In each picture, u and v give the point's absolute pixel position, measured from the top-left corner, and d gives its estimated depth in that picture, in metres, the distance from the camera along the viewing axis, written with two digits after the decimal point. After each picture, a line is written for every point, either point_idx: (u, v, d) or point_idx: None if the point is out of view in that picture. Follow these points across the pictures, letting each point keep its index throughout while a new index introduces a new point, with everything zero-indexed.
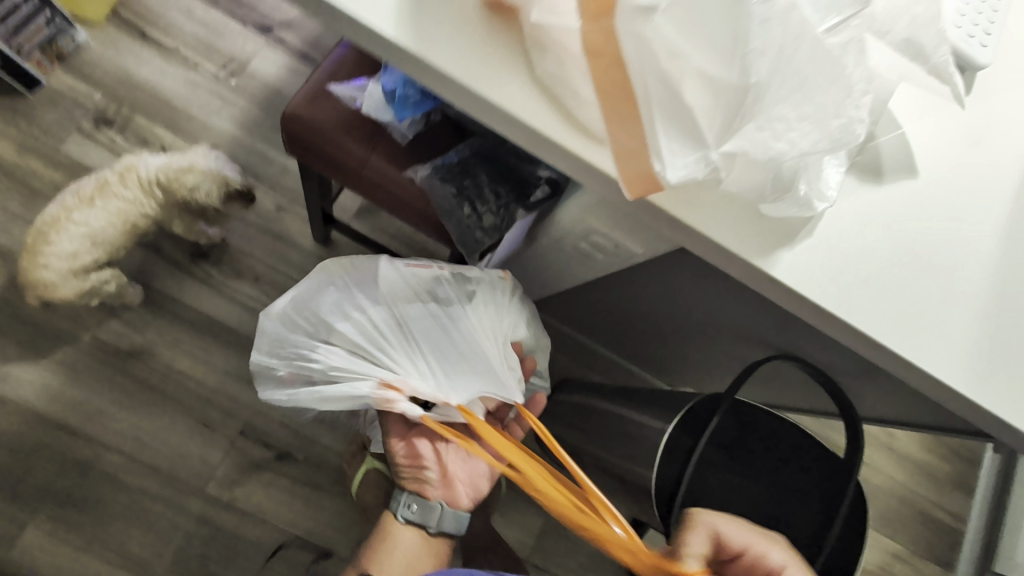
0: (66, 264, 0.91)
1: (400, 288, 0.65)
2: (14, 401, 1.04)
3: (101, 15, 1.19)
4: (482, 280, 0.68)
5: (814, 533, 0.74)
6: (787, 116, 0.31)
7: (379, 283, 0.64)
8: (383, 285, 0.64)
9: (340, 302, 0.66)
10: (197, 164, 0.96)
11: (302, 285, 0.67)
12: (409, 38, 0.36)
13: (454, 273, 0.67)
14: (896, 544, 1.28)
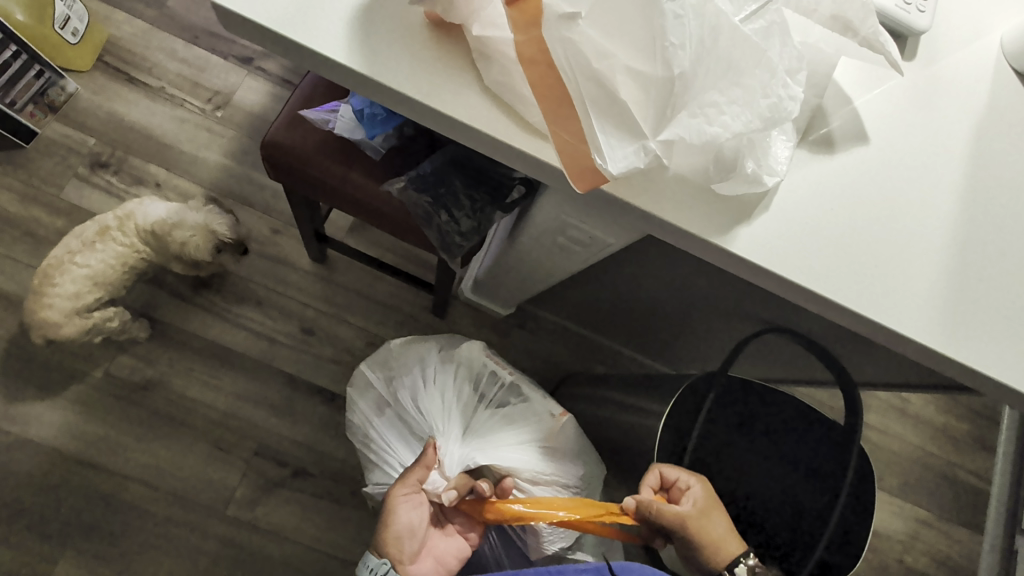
0: (70, 304, 0.94)
1: (468, 372, 0.80)
2: (35, 442, 1.07)
3: (87, 63, 1.24)
4: (529, 402, 0.79)
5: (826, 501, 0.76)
6: (718, 101, 0.33)
7: (457, 358, 0.81)
8: (457, 362, 0.81)
9: (419, 359, 0.82)
10: (188, 218, 0.98)
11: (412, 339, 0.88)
12: (362, 62, 0.38)
13: (509, 381, 0.80)
14: (920, 509, 1.28)
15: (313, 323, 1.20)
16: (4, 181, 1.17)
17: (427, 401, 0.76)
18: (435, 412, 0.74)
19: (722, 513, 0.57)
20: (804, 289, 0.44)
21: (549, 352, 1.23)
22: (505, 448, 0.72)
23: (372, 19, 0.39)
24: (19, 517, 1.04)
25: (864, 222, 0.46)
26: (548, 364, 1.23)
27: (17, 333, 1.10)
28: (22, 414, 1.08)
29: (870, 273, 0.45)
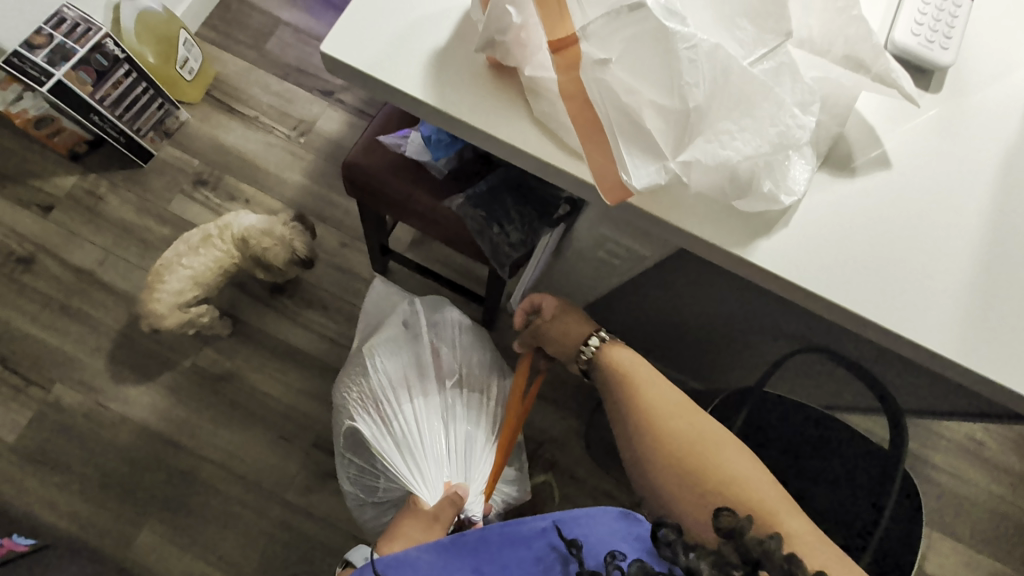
0: (174, 299, 1.10)
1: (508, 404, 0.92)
2: (131, 420, 1.22)
3: (197, 96, 1.43)
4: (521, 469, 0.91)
5: (865, 522, 0.75)
6: (730, 129, 0.39)
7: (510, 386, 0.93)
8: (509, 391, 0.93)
9: (479, 361, 0.91)
10: (272, 229, 1.11)
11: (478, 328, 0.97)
12: (436, 98, 0.47)
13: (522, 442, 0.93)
14: (987, 558, 1.20)
15: None
16: (124, 194, 1.37)
17: (475, 422, 0.84)
18: (478, 434, 0.82)
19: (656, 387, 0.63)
20: (823, 300, 0.48)
21: None
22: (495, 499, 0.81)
23: (444, 63, 0.48)
24: (114, 485, 1.18)
25: (883, 240, 0.49)
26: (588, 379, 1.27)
27: (125, 325, 1.28)
28: (123, 395, 1.24)
29: (888, 289, 0.48)
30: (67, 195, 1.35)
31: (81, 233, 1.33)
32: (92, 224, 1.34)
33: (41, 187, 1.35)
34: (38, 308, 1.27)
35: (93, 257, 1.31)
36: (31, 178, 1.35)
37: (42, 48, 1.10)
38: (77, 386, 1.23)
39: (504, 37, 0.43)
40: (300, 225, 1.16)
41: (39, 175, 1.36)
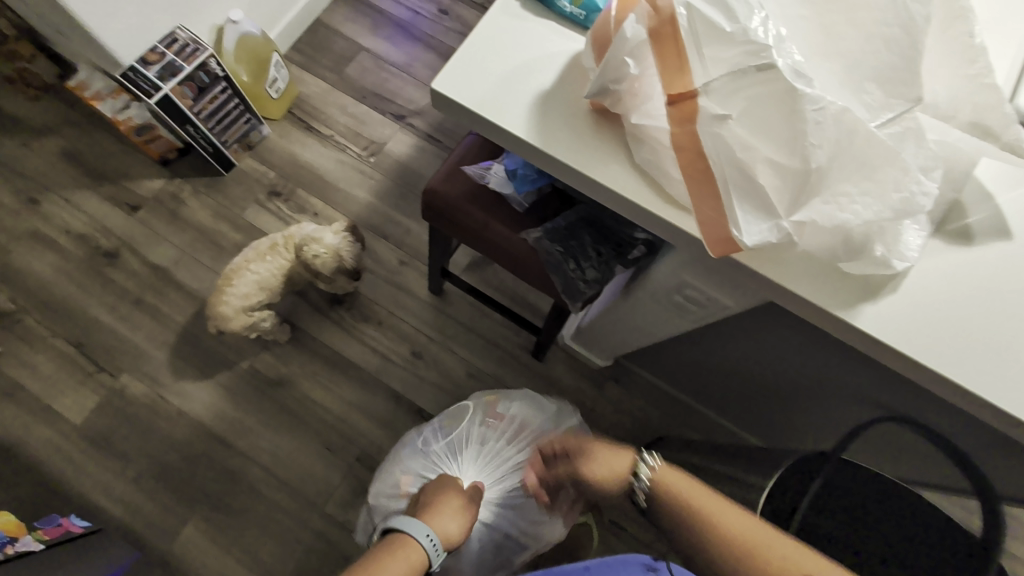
0: (241, 303, 1.14)
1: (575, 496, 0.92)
2: (187, 416, 1.27)
3: (280, 113, 1.52)
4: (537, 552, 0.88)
5: None
6: (850, 192, 0.38)
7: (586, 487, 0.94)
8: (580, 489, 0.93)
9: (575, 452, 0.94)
10: (323, 237, 1.12)
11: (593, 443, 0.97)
12: (538, 138, 0.48)
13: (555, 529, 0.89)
14: None
15: (423, 348, 1.32)
16: (205, 200, 1.45)
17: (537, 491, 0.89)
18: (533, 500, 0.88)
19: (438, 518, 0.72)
20: (936, 375, 0.44)
21: (639, 410, 1.26)
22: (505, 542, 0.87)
23: (548, 105, 0.49)
24: (165, 477, 1.22)
25: (1002, 317, 0.45)
26: (635, 420, 1.25)
27: (192, 323, 1.34)
28: (183, 390, 1.29)
29: (1013, 371, 0.44)
30: (154, 197, 1.45)
31: (163, 233, 1.42)
32: (173, 225, 1.42)
33: (132, 188, 1.45)
34: (117, 299, 1.35)
35: (171, 256, 1.40)
36: (124, 178, 1.46)
37: (154, 64, 1.21)
38: (143, 377, 1.29)
39: (619, 86, 0.44)
40: (352, 236, 1.17)
41: (132, 176, 1.46)
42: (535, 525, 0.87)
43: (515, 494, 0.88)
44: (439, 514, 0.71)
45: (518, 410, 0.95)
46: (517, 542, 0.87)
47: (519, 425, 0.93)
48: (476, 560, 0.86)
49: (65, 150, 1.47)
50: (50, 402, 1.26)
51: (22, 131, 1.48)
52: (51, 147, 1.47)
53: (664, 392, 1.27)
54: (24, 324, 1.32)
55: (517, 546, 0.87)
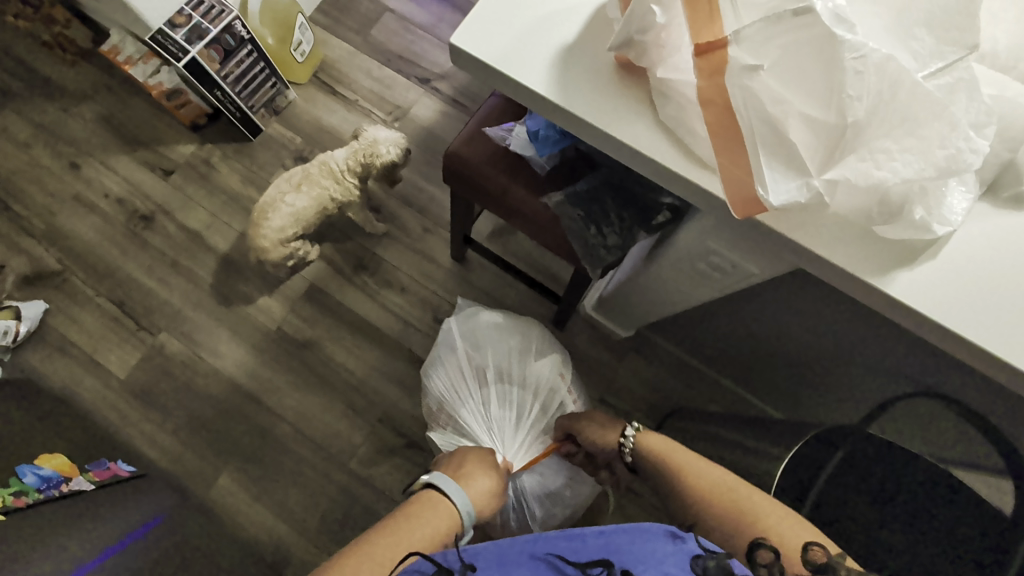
0: (278, 237, 1.19)
1: (542, 373, 0.96)
2: (221, 373, 1.33)
3: (306, 78, 1.52)
4: None
5: None
6: (889, 148, 0.36)
7: (538, 360, 0.97)
8: (536, 364, 0.97)
9: (502, 352, 0.98)
10: (375, 143, 1.19)
11: (501, 330, 1.00)
12: (558, 94, 0.47)
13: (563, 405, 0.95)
14: None
15: (445, 315, 1.34)
16: (234, 165, 1.48)
17: (508, 409, 0.93)
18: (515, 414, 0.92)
19: (484, 474, 0.71)
20: (974, 347, 0.41)
21: (659, 380, 1.25)
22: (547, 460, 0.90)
23: (572, 60, 0.47)
24: (202, 429, 1.29)
25: None
26: (655, 390, 1.25)
27: (223, 285, 1.39)
28: (217, 349, 1.35)
29: None
30: (186, 162, 1.48)
31: (195, 198, 1.45)
32: (204, 190, 1.46)
33: (165, 152, 1.49)
34: (154, 261, 1.41)
35: (203, 220, 1.44)
36: (157, 143, 1.49)
37: (182, 27, 1.20)
38: (180, 336, 1.35)
39: (644, 37, 0.42)
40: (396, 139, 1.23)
41: (164, 141, 1.49)
42: (541, 391, 0.95)
43: (506, 424, 0.91)
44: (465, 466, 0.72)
45: (438, 385, 0.96)
46: (550, 408, 0.94)
47: (450, 388, 0.95)
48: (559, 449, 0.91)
49: (101, 115, 1.51)
50: (96, 356, 1.34)
51: (61, 96, 1.52)
52: (87, 112, 1.51)
53: (686, 364, 1.26)
54: (70, 283, 1.39)
55: (555, 409, 0.94)
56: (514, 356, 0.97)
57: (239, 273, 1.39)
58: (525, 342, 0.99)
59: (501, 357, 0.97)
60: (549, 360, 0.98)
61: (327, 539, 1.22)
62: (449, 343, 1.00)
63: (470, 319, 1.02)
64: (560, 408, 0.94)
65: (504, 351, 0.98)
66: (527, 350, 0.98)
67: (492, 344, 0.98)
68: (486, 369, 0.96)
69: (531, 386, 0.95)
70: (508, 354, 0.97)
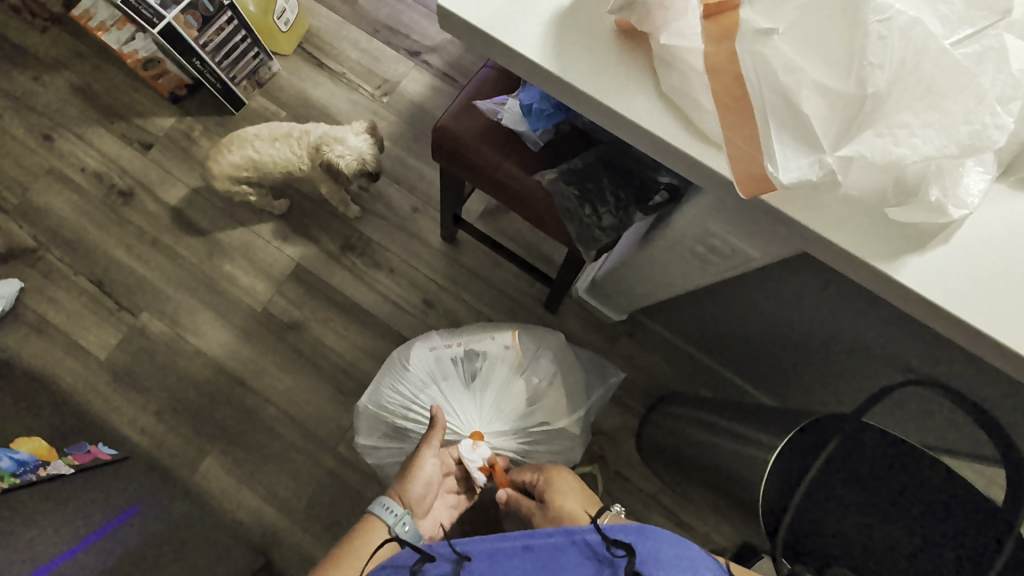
0: (229, 169, 1.16)
1: (427, 359, 0.95)
2: (205, 355, 1.30)
3: (290, 49, 1.45)
4: (483, 352, 0.94)
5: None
6: (910, 123, 0.33)
7: (416, 358, 0.95)
8: (420, 360, 0.94)
9: (394, 396, 0.94)
10: (347, 139, 1.13)
11: (377, 382, 0.98)
12: (553, 62, 0.43)
13: (462, 351, 0.95)
14: None
15: (435, 297, 1.31)
16: (216, 140, 1.42)
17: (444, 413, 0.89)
18: (450, 406, 0.89)
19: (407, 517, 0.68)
20: (980, 336, 0.40)
21: (651, 365, 1.25)
22: (498, 398, 0.91)
23: (570, 24, 0.44)
24: (186, 412, 1.27)
25: None
26: (646, 375, 1.25)
27: (206, 264, 1.35)
28: (200, 331, 1.31)
29: None
30: (165, 136, 1.42)
31: (176, 173, 1.40)
32: (184, 165, 1.40)
33: (143, 125, 1.42)
34: (133, 239, 1.36)
35: (184, 197, 1.38)
36: (135, 116, 1.43)
37: None
38: (161, 316, 1.32)
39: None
40: (373, 138, 1.17)
41: (142, 114, 1.43)
42: (434, 372, 0.93)
43: (454, 414, 0.89)
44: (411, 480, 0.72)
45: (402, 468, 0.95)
46: (453, 368, 0.93)
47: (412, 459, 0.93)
48: (489, 375, 0.92)
49: (76, 85, 1.44)
50: (75, 336, 1.30)
51: (32, 65, 1.45)
52: (60, 81, 1.44)
53: (678, 349, 1.25)
54: (45, 261, 1.34)
55: (457, 362, 0.94)
56: (401, 385, 0.94)
57: (221, 253, 1.35)
58: (394, 367, 0.96)
59: (395, 400, 0.93)
60: (415, 356, 0.95)
61: (313, 521, 1.21)
62: (372, 440, 0.97)
63: (362, 421, 0.99)
64: (457, 353, 0.95)
65: (393, 394, 0.94)
66: (401, 369, 0.95)
67: (383, 404, 0.95)
68: (398, 421, 0.93)
69: (436, 374, 0.93)
70: (397, 391, 0.94)
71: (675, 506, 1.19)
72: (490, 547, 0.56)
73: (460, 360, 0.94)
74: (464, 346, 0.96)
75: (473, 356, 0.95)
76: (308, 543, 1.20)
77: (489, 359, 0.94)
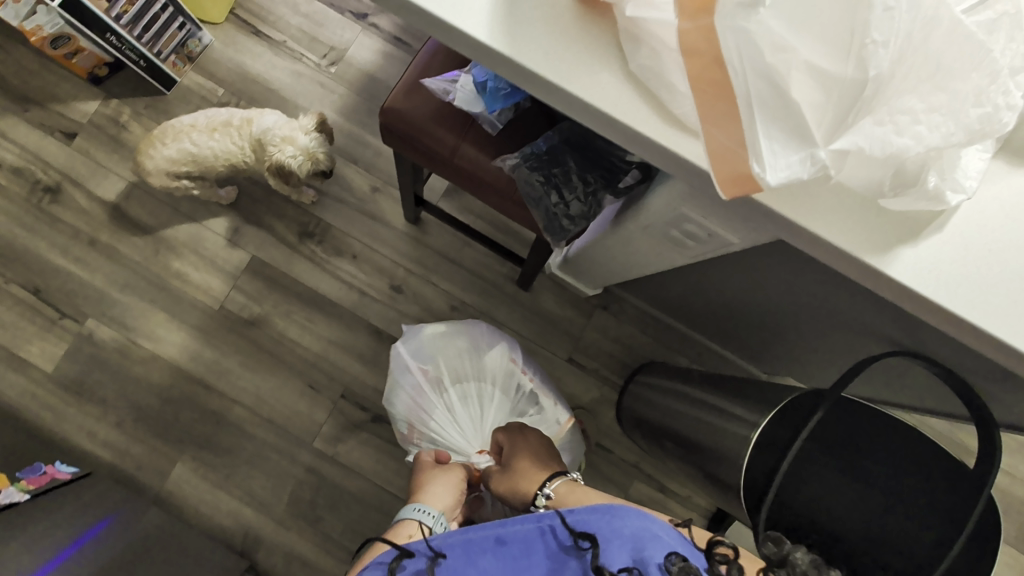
0: (166, 165, 1.05)
1: (505, 366, 1.02)
2: (162, 359, 1.22)
3: (223, 17, 1.31)
4: (544, 409, 1.00)
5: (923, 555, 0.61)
6: (913, 108, 0.28)
7: (497, 354, 1.02)
8: (499, 358, 1.02)
9: (455, 356, 1.01)
10: (295, 137, 1.03)
11: (448, 330, 1.03)
12: (503, 41, 0.37)
13: (531, 388, 1.02)
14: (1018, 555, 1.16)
15: (403, 282, 1.25)
16: (148, 123, 1.29)
17: (478, 417, 0.98)
18: (486, 419, 0.98)
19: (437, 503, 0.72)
20: (972, 330, 0.37)
21: (628, 338, 1.23)
22: None
23: None
24: (148, 420, 1.20)
25: None
26: (624, 347, 1.23)
27: (152, 262, 1.25)
28: (155, 334, 1.23)
29: None
30: (90, 122, 1.28)
31: (107, 164, 1.27)
32: (116, 154, 1.28)
33: (63, 111, 1.28)
34: (68, 240, 1.25)
35: (119, 189, 1.26)
36: (52, 101, 1.28)
37: None
38: (109, 321, 1.23)
39: None
40: (323, 135, 1.08)
41: (61, 98, 1.28)
42: (499, 380, 1.01)
43: (479, 431, 0.97)
44: (437, 489, 0.75)
45: (402, 409, 1.00)
46: (513, 391, 1.01)
47: (419, 410, 0.99)
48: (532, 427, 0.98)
49: None
50: (17, 350, 1.21)
51: None
52: None
53: (655, 319, 1.23)
54: None
55: (520, 391, 1.01)
56: (468, 356, 1.01)
57: (168, 248, 1.25)
58: (474, 339, 1.03)
59: (457, 364, 1.01)
60: (497, 350, 1.02)
61: (295, 519, 1.18)
62: (402, 359, 1.02)
63: (413, 336, 1.04)
64: (527, 384, 1.02)
65: (456, 356, 1.01)
66: (477, 345, 1.02)
67: (444, 355, 1.01)
68: (443, 377, 1.00)
69: (500, 381, 1.01)
70: (461, 356, 1.01)
71: (658, 473, 1.21)
72: (464, 537, 0.55)
73: (524, 392, 1.01)
74: (537, 387, 1.02)
75: (536, 400, 1.01)
76: (291, 541, 1.18)
77: (543, 417, 0.99)
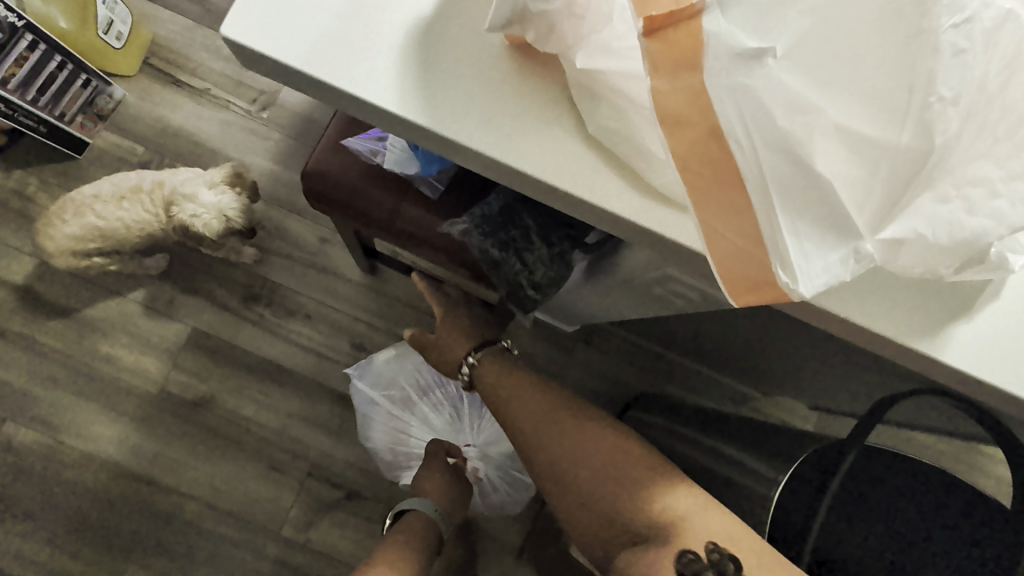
0: (70, 243, 0.93)
1: None
2: (97, 457, 1.08)
3: (135, 68, 1.19)
4: None
5: None
6: (989, 176, 0.24)
7: None
8: None
9: (412, 373, 0.91)
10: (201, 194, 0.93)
11: (396, 349, 0.92)
12: (423, 111, 0.28)
13: None
14: None
15: (365, 339, 1.14)
16: (60, 193, 1.15)
17: (458, 423, 0.90)
18: (466, 424, 0.90)
19: None
20: None
21: (614, 372, 1.15)
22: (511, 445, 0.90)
23: (438, 47, 0.29)
24: (87, 530, 1.06)
25: None
26: (612, 383, 1.14)
27: (76, 349, 1.11)
28: (86, 431, 1.08)
29: None
30: None
31: (14, 243, 1.13)
32: (24, 230, 1.14)
33: None
34: None
35: (30, 271, 1.12)
36: None
37: None
38: (32, 423, 1.08)
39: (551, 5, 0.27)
40: (243, 192, 0.97)
41: None
42: None
43: (463, 433, 0.90)
44: None
45: (380, 442, 0.92)
46: None
47: (397, 436, 0.91)
48: None
49: None
50: None
51: None
52: None
53: (640, 349, 1.15)
54: None
55: None
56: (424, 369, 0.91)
57: (94, 331, 1.11)
58: (424, 349, 0.91)
59: (418, 381, 0.91)
60: None
61: None
62: (362, 394, 0.92)
63: (363, 367, 0.93)
64: None
65: (413, 372, 0.91)
66: None
67: (402, 371, 0.92)
68: (408, 397, 0.91)
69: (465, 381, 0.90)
70: (418, 372, 0.91)
71: None
72: None
73: None
74: None
75: None
76: None
77: None
